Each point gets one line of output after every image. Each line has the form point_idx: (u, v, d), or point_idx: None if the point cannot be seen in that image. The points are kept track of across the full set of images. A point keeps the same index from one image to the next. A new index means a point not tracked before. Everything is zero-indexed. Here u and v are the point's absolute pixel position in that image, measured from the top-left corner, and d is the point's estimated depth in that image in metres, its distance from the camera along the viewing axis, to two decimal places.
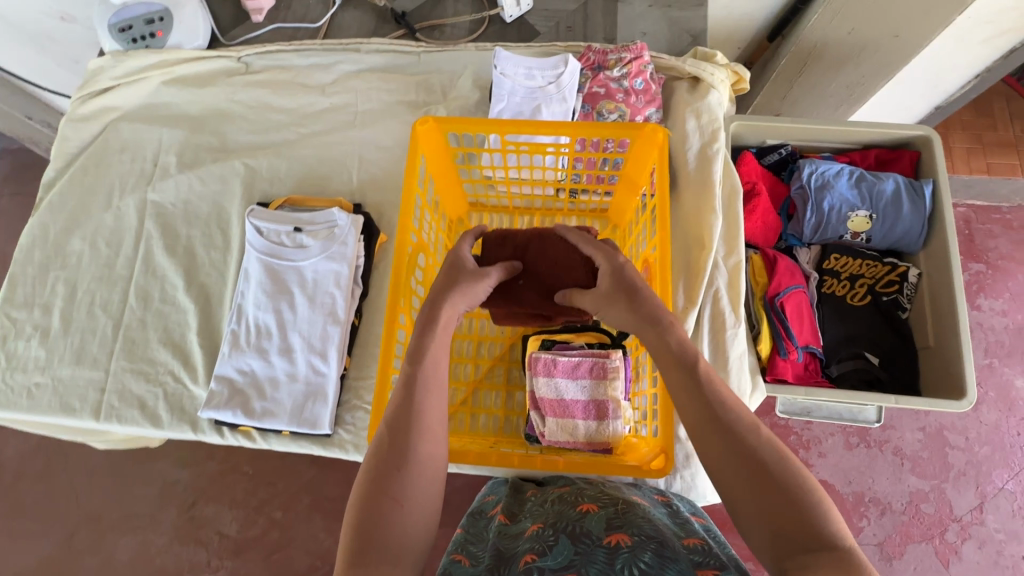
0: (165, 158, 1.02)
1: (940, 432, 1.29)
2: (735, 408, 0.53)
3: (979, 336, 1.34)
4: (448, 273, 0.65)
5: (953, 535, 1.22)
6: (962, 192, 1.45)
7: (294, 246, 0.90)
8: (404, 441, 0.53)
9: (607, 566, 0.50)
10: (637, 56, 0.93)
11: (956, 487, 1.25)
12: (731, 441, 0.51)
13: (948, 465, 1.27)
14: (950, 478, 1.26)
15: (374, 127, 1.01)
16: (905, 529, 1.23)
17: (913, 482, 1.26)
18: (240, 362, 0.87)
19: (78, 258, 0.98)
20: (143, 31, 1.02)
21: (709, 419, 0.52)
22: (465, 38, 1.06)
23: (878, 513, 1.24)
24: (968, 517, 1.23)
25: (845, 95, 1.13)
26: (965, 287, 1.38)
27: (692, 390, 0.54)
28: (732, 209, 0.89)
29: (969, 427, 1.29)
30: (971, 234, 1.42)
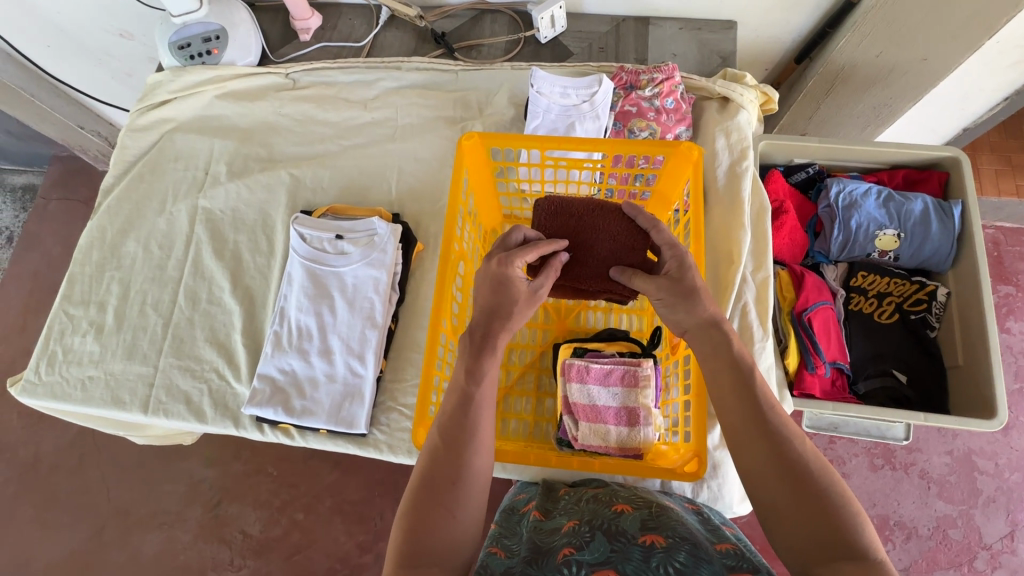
0: (215, 168, 1.08)
1: (968, 456, 1.28)
2: (778, 417, 0.55)
3: (1009, 360, 1.33)
4: (501, 297, 0.62)
5: (982, 563, 1.20)
6: (991, 214, 1.45)
7: (336, 252, 0.95)
8: (457, 452, 0.56)
9: (642, 562, 0.52)
10: (668, 76, 0.96)
11: (985, 514, 1.23)
12: (771, 448, 0.53)
13: (976, 491, 1.25)
14: (979, 504, 1.24)
15: (413, 141, 1.06)
16: (932, 554, 1.21)
17: (940, 507, 1.24)
18: (281, 362, 0.91)
19: (132, 259, 1.04)
20: (200, 48, 1.07)
21: (752, 426, 0.54)
22: (501, 58, 1.10)
23: (904, 537, 1.22)
24: (998, 545, 1.20)
25: (872, 116, 1.15)
26: (994, 310, 1.38)
27: (737, 396, 0.56)
28: (761, 227, 0.91)
29: (999, 453, 1.27)
30: (1000, 257, 1.42)
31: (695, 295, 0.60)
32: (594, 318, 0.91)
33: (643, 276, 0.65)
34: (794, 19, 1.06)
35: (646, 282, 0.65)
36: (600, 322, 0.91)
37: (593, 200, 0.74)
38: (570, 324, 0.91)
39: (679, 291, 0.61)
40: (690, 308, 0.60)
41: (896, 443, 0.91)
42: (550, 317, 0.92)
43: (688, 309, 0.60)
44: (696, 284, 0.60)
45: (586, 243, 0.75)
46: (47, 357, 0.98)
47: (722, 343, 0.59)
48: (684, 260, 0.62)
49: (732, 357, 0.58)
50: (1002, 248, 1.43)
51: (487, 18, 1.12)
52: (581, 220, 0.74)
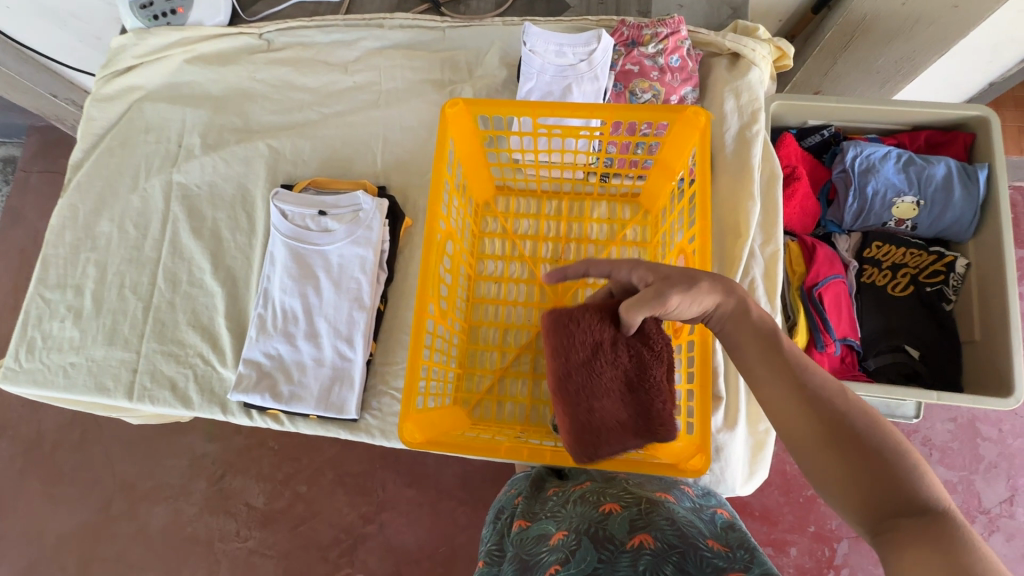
0: (189, 139, 1.01)
1: (971, 423, 1.26)
2: (812, 374, 0.47)
3: None
4: None
5: (980, 527, 1.20)
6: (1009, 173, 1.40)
7: (320, 229, 0.90)
8: None
9: (631, 568, 0.55)
10: (674, 31, 0.88)
11: (986, 479, 1.23)
12: (807, 408, 0.45)
13: (978, 457, 1.24)
14: (979, 469, 1.23)
15: (399, 107, 0.99)
16: None
17: (941, 472, 1.23)
18: (267, 346, 0.87)
19: (107, 239, 0.98)
20: (164, 7, 1.00)
21: (780, 384, 0.47)
22: (491, 13, 1.02)
23: None
24: (997, 510, 1.21)
25: (893, 71, 1.09)
26: None
27: (766, 356, 0.49)
28: (771, 197, 0.85)
29: (1003, 419, 1.26)
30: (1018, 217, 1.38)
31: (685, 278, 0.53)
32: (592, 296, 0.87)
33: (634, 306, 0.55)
34: None
35: (646, 306, 0.54)
36: None
37: (556, 375, 0.62)
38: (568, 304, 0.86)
39: (673, 284, 0.53)
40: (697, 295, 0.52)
41: (905, 420, 0.89)
42: (546, 296, 0.87)
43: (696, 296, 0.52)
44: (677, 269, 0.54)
45: (617, 377, 0.60)
46: (26, 343, 0.94)
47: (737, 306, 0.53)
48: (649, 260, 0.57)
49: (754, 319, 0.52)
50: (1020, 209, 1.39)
51: None
52: (586, 377, 0.61)
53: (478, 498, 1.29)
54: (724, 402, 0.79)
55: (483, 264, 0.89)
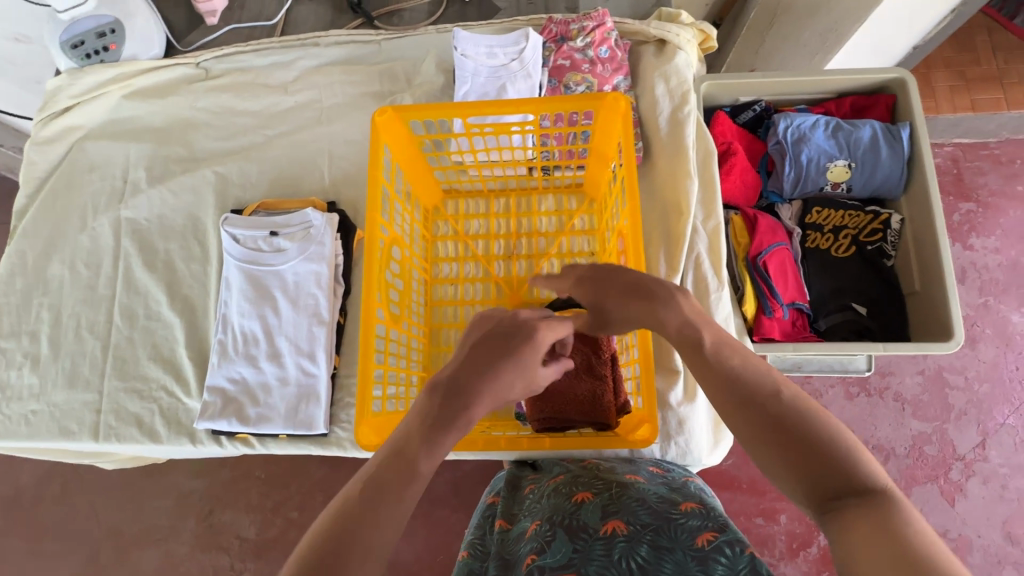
0: (134, 174, 1.00)
1: (939, 374, 1.41)
2: (747, 374, 0.48)
3: (973, 277, 1.48)
4: None
5: (957, 473, 1.33)
6: (949, 132, 1.61)
7: (272, 250, 0.90)
8: None
9: (607, 557, 0.56)
10: (600, 23, 0.92)
11: (958, 427, 1.37)
12: (748, 410, 0.46)
13: (949, 406, 1.38)
14: (951, 418, 1.37)
15: (341, 122, 0.99)
16: (910, 472, 1.34)
17: (916, 426, 1.37)
18: (230, 371, 0.87)
19: (60, 282, 0.97)
20: (96, 44, 0.99)
21: (723, 393, 0.48)
22: (424, 22, 1.04)
23: (883, 459, 1.36)
24: (971, 454, 1.34)
25: (818, 43, 1.11)
26: (959, 228, 1.53)
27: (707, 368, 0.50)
28: (708, 173, 0.88)
29: (968, 367, 1.41)
30: (961, 173, 1.58)
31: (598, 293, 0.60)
32: None
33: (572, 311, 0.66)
34: None
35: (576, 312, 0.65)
36: None
37: None
38: (524, 296, 0.88)
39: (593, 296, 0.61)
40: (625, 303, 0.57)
41: (858, 375, 0.92)
42: (502, 292, 0.89)
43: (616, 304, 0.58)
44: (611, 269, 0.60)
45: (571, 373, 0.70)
46: None
47: (665, 318, 0.54)
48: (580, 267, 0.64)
49: (677, 324, 0.53)
50: (962, 164, 1.59)
51: None
52: None
53: (470, 503, 1.29)
54: (682, 376, 0.81)
55: (438, 267, 0.91)
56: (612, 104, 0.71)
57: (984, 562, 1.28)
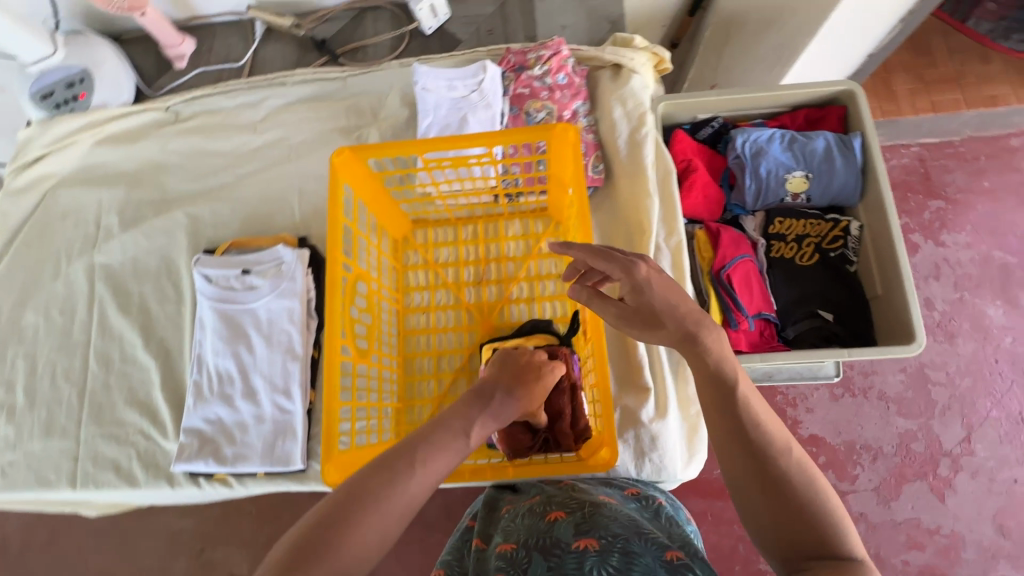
0: (107, 219, 1.01)
1: (921, 370, 1.43)
2: (757, 422, 0.51)
3: (947, 273, 1.51)
4: None
5: (945, 469, 1.34)
6: (913, 132, 1.63)
7: (245, 288, 0.91)
8: None
9: (578, 569, 0.55)
10: (556, 51, 0.95)
11: (943, 422, 1.38)
12: (749, 457, 0.49)
13: (933, 402, 1.40)
14: (936, 414, 1.39)
15: (310, 158, 1.01)
16: (899, 470, 1.35)
17: (901, 423, 1.38)
18: (206, 411, 0.87)
19: (35, 330, 0.97)
20: (66, 95, 1.01)
21: (726, 432, 0.51)
22: (388, 56, 1.07)
23: (871, 458, 1.36)
24: (958, 449, 1.36)
25: (773, 58, 1.14)
26: (929, 227, 1.55)
27: (719, 408, 0.52)
28: (667, 191, 0.90)
29: (948, 362, 1.43)
30: (927, 172, 1.59)
31: (657, 316, 0.56)
32: (518, 311, 0.90)
33: (599, 302, 0.61)
34: None
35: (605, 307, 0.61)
36: (524, 314, 0.90)
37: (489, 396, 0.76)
38: (495, 321, 0.90)
39: (641, 315, 0.57)
40: (655, 332, 0.57)
41: (828, 380, 0.94)
42: (473, 318, 0.90)
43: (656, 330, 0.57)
44: (655, 309, 0.57)
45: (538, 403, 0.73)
46: None
47: (703, 351, 0.53)
48: (638, 283, 0.57)
49: (717, 358, 0.53)
50: (928, 163, 1.60)
51: (368, 16, 1.09)
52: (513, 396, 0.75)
53: None
54: (653, 392, 0.82)
55: (410, 297, 0.92)
56: (562, 133, 0.71)
57: (977, 556, 1.29)
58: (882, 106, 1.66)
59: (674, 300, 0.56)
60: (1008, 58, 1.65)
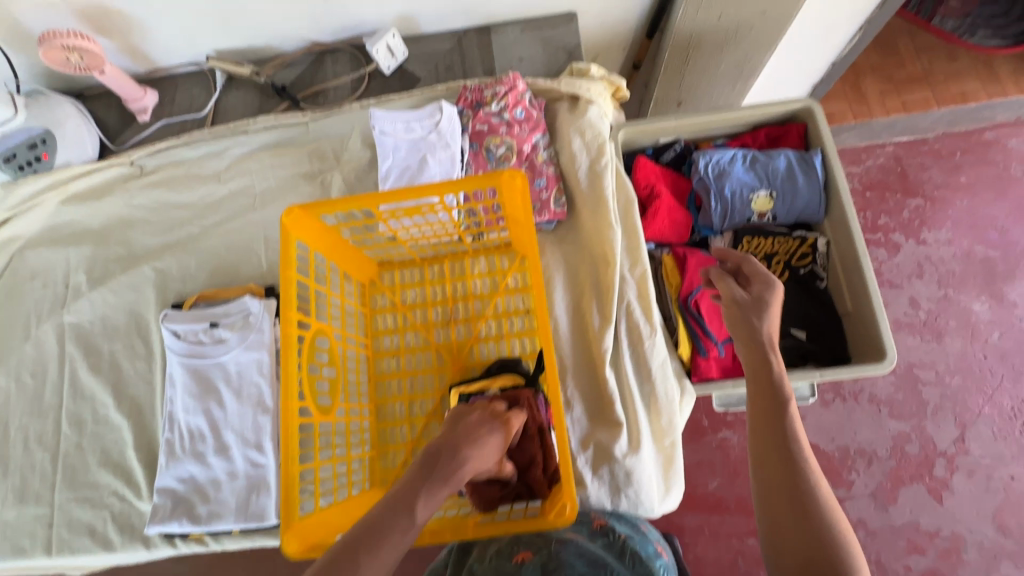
0: (75, 278, 1.01)
1: (910, 371, 1.42)
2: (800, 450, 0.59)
3: (930, 271, 1.50)
4: None
5: (941, 470, 1.33)
6: (887, 133, 1.63)
7: (213, 341, 0.91)
8: None
9: None
10: (511, 87, 0.95)
11: (935, 423, 1.37)
12: (789, 474, 0.57)
13: (924, 403, 1.39)
14: (928, 415, 1.38)
15: (275, 205, 1.02)
16: (895, 473, 1.34)
17: (894, 426, 1.37)
18: (179, 470, 0.86)
19: (6, 394, 0.97)
20: (28, 156, 1.01)
21: (773, 448, 0.59)
22: (349, 98, 1.08)
23: (866, 463, 1.35)
24: (952, 449, 1.35)
25: (737, 74, 1.18)
26: (909, 225, 1.55)
27: (770, 425, 0.60)
28: (630, 221, 0.90)
29: (937, 361, 1.42)
30: (904, 171, 1.59)
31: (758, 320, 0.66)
32: (487, 349, 0.90)
33: (726, 283, 0.72)
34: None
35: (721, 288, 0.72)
36: (493, 353, 0.90)
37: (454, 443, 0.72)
38: (465, 361, 0.90)
39: (746, 313, 0.68)
40: (745, 331, 0.66)
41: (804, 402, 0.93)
42: (443, 359, 0.90)
43: (748, 327, 0.66)
44: (767, 312, 0.67)
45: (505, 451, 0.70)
46: None
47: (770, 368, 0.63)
48: (766, 290, 0.69)
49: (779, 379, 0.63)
50: (904, 162, 1.60)
51: (327, 59, 1.10)
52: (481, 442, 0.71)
53: None
54: (626, 427, 0.82)
55: (379, 341, 0.91)
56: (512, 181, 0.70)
57: (979, 557, 1.27)
58: (852, 108, 1.63)
59: (773, 319, 0.67)
60: (975, 54, 1.65)
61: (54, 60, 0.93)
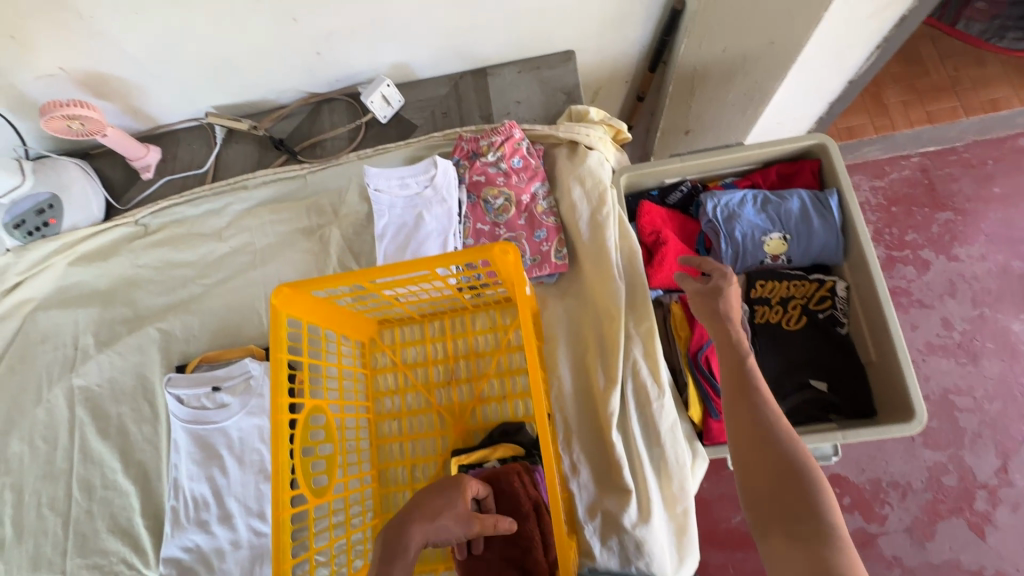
0: (84, 340, 1.02)
1: (945, 397, 1.34)
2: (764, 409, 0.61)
3: (963, 289, 1.41)
4: None
5: (983, 503, 1.25)
6: (911, 144, 1.54)
7: (216, 406, 0.90)
8: None
9: None
10: (507, 136, 0.93)
11: (974, 452, 1.29)
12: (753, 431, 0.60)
13: (961, 430, 1.31)
14: (966, 443, 1.30)
15: (275, 262, 1.01)
16: (932, 507, 1.26)
17: (929, 456, 1.29)
18: (183, 539, 0.86)
19: (19, 460, 0.98)
20: (36, 222, 1.02)
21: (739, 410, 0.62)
22: (346, 148, 1.07)
23: (900, 496, 1.27)
24: (994, 481, 1.26)
25: (746, 102, 1.07)
26: (939, 240, 1.46)
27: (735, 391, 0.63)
28: (635, 273, 0.86)
29: (974, 386, 1.34)
30: (931, 183, 1.50)
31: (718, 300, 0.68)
32: (490, 411, 0.88)
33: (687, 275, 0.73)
34: (631, 34, 1.04)
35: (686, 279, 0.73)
36: (496, 414, 0.88)
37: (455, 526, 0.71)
38: (467, 424, 0.87)
39: (706, 294, 0.69)
40: (707, 309, 0.69)
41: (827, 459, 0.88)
42: (445, 421, 0.88)
43: (708, 306, 0.69)
44: (722, 293, 0.68)
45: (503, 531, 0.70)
46: None
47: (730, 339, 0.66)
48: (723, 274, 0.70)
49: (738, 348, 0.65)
50: (931, 173, 1.51)
51: (324, 109, 1.09)
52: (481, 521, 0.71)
53: None
54: (635, 493, 0.78)
55: (380, 403, 0.89)
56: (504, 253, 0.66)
57: None
58: (873, 121, 1.56)
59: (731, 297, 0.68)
60: (1004, 57, 1.56)
61: (56, 129, 0.93)
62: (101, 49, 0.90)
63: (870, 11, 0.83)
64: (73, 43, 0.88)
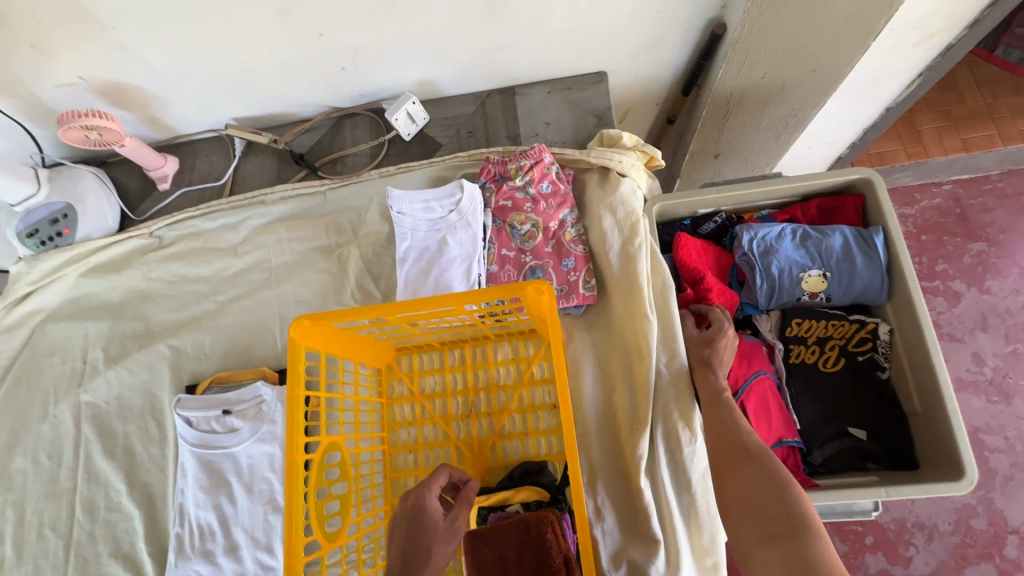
0: (93, 354, 1.00)
1: (975, 436, 1.28)
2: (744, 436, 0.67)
3: (996, 324, 1.35)
4: None
5: (1013, 549, 1.19)
6: (943, 172, 1.48)
7: (225, 430, 0.87)
8: None
9: None
10: (537, 160, 0.89)
11: (1006, 495, 1.23)
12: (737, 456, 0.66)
13: (992, 472, 1.25)
14: (997, 486, 1.24)
15: (290, 282, 0.98)
16: (960, 551, 1.20)
17: (958, 498, 1.23)
18: (187, 570, 0.83)
19: (23, 476, 0.96)
20: (49, 231, 0.99)
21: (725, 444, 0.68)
22: (368, 165, 1.04)
23: (926, 539, 1.21)
24: None
25: (782, 127, 1.01)
26: (971, 271, 1.41)
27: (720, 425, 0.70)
28: (668, 310, 0.81)
29: (1006, 426, 1.28)
30: (964, 212, 1.44)
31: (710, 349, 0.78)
32: (510, 447, 0.84)
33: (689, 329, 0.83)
34: (665, 57, 1.01)
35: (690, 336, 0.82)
36: (517, 451, 0.84)
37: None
38: (486, 460, 0.83)
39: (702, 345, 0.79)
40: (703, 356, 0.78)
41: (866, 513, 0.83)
42: (463, 456, 0.84)
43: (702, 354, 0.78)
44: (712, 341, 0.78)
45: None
46: None
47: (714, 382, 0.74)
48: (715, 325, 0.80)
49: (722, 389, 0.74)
50: (963, 202, 1.45)
51: (346, 124, 1.06)
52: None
53: None
54: (664, 545, 0.74)
55: (396, 434, 0.86)
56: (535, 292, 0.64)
57: None
58: (906, 148, 1.49)
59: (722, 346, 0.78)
60: None
61: (72, 139, 0.91)
62: (124, 61, 0.88)
63: (917, 38, 0.79)
64: (95, 53, 0.85)
